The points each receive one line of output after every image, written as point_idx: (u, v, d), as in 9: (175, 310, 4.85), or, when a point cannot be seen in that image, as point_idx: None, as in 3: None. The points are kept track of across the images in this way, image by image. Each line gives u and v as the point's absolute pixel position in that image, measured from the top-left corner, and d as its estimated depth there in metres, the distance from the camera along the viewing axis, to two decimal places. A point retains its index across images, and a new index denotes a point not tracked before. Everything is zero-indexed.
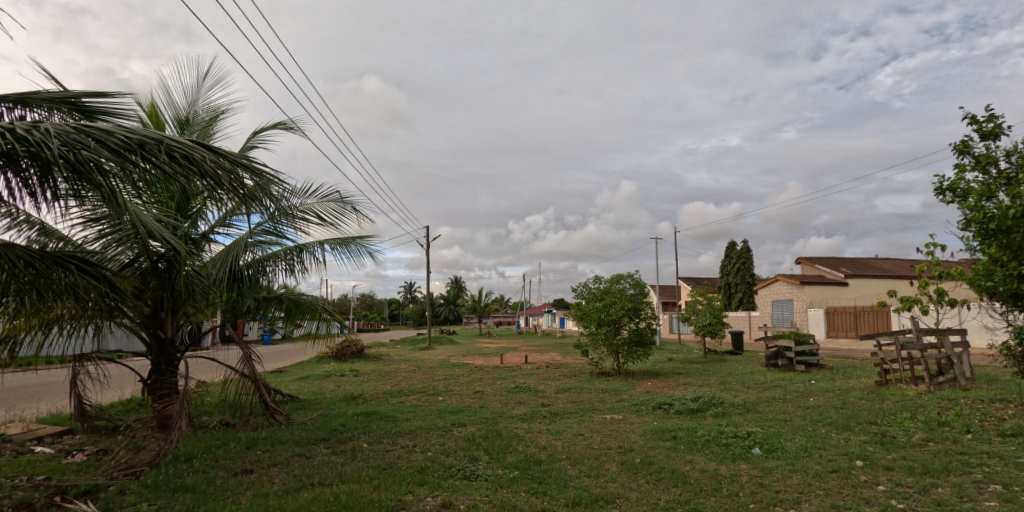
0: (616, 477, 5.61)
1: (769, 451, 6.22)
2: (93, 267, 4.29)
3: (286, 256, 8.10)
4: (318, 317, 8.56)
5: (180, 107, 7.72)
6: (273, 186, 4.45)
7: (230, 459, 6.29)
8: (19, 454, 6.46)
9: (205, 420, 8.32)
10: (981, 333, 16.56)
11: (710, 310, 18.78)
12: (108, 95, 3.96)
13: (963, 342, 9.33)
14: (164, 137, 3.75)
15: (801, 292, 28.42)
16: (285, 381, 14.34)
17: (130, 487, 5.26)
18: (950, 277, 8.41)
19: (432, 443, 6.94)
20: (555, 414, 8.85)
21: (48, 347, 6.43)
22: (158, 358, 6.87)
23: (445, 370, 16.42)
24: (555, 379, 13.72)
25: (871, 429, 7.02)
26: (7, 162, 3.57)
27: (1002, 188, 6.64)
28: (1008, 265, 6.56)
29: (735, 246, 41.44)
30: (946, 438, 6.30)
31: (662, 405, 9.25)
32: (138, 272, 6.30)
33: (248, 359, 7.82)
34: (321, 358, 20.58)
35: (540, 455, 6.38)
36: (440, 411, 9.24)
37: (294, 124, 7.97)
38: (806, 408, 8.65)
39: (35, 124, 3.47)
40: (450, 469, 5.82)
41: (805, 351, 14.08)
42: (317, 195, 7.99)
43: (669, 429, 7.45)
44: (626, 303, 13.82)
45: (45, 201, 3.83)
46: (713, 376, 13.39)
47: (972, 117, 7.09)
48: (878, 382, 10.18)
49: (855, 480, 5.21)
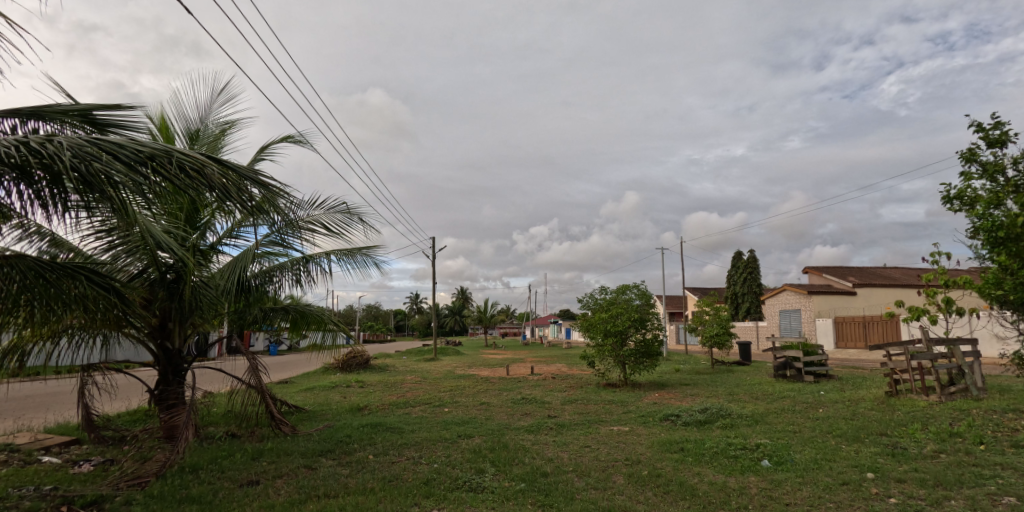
0: (625, 489, 5.56)
1: (778, 463, 6.14)
2: (102, 278, 4.35)
3: (294, 267, 8.17)
4: (324, 328, 8.61)
5: (191, 120, 7.84)
6: (281, 198, 4.50)
7: (236, 470, 6.30)
8: (27, 463, 6.50)
9: (211, 431, 8.34)
10: (992, 342, 16.42)
11: (717, 321, 18.68)
12: (118, 107, 4.02)
13: (974, 351, 9.21)
14: (174, 150, 3.81)
15: (808, 302, 28.23)
16: (291, 391, 14.37)
17: (135, 497, 5.27)
18: (958, 286, 8.32)
19: (438, 456, 6.90)
20: (562, 426, 8.82)
21: (56, 358, 6.50)
22: (165, 369, 6.94)
23: (451, 382, 16.35)
24: (561, 391, 13.64)
25: (881, 440, 6.94)
26: (21, 174, 3.62)
27: (1011, 195, 6.59)
28: (1017, 274, 6.52)
29: (742, 255, 41.18)
30: (958, 449, 6.20)
31: (670, 417, 9.18)
32: (147, 283, 6.37)
33: (254, 369, 7.82)
34: (327, 368, 20.60)
35: (546, 467, 6.35)
36: (446, 422, 9.22)
37: (304, 137, 8.06)
38: (814, 419, 8.57)
39: (49, 137, 3.54)
40: (456, 481, 5.79)
41: (814, 362, 13.96)
42: (324, 206, 8.07)
43: (677, 441, 7.38)
44: (632, 314, 13.73)
45: (56, 212, 3.88)
46: (721, 387, 13.26)
47: (978, 125, 7.08)
48: (888, 393, 10.03)
49: (866, 493, 5.13)
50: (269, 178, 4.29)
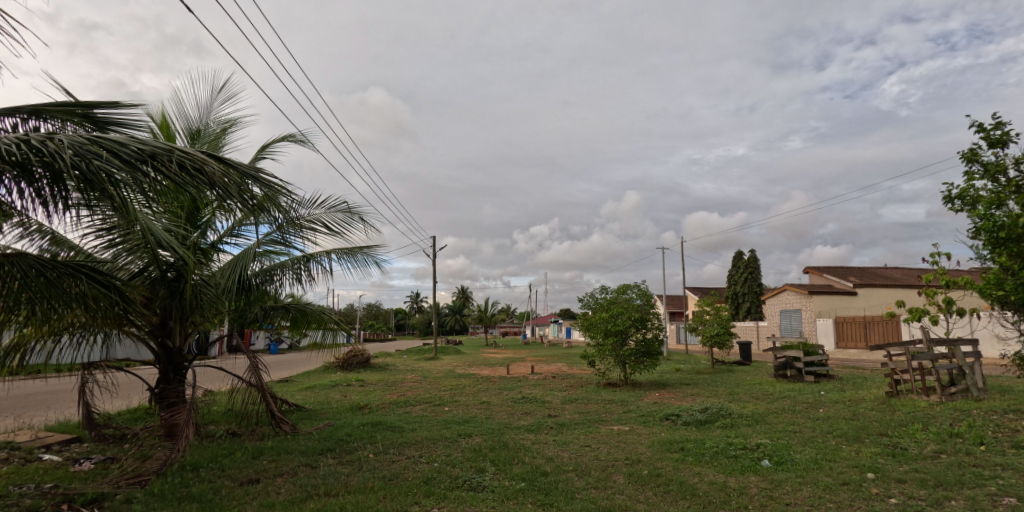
0: (624, 488, 5.57)
1: (779, 463, 6.14)
2: (102, 276, 4.35)
3: (294, 266, 8.16)
4: (324, 327, 8.61)
5: (192, 119, 7.84)
6: (282, 196, 4.49)
7: (236, 468, 6.30)
8: (28, 461, 6.51)
9: (212, 429, 8.34)
10: (993, 343, 16.42)
11: (718, 320, 18.65)
12: (119, 105, 4.03)
13: (974, 351, 9.20)
14: (175, 148, 3.81)
15: (809, 302, 28.22)
16: (292, 390, 14.37)
17: (136, 495, 5.28)
18: (959, 286, 8.30)
19: (437, 454, 6.91)
20: (562, 426, 8.81)
21: (57, 356, 6.50)
22: (166, 367, 6.94)
23: (451, 381, 16.36)
24: (561, 390, 13.65)
25: (882, 440, 6.94)
26: (21, 173, 3.62)
27: (1012, 196, 6.59)
28: (1018, 275, 6.51)
29: (742, 255, 41.14)
30: (958, 450, 6.20)
31: (670, 417, 9.18)
32: (147, 281, 6.38)
33: (255, 368, 7.81)
34: (327, 367, 20.60)
35: (546, 466, 6.35)
36: (446, 421, 9.22)
37: (304, 136, 8.05)
38: (815, 419, 8.57)
39: (50, 135, 3.53)
40: (456, 480, 5.79)
41: (815, 362, 13.94)
42: (325, 205, 8.07)
43: (677, 441, 7.38)
44: (633, 314, 13.73)
45: (56, 210, 3.87)
46: (721, 387, 13.26)
47: (979, 125, 7.07)
48: (888, 393, 10.02)
49: (867, 493, 5.14)
50: (269, 176, 4.28)
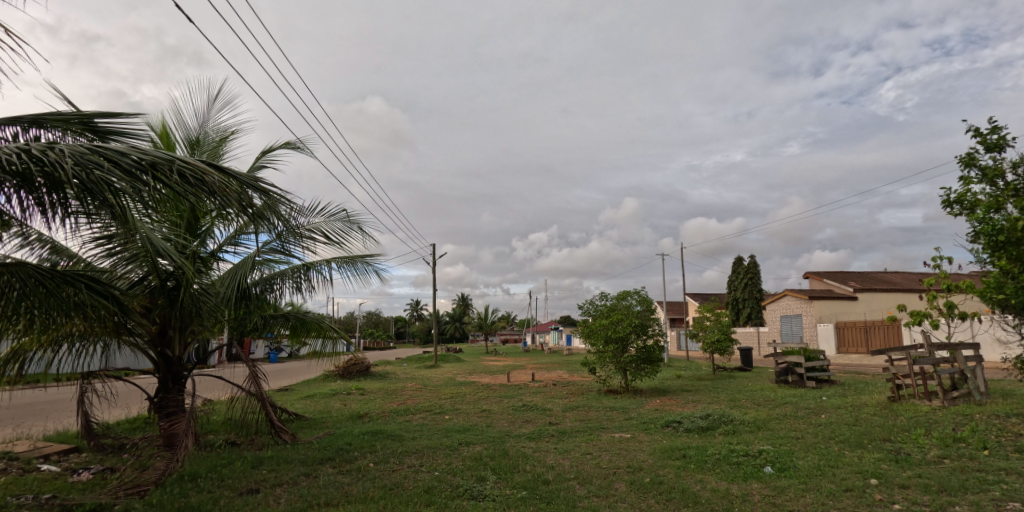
0: (626, 497, 5.52)
1: (781, 470, 6.10)
2: (103, 285, 4.33)
3: (294, 275, 8.14)
4: (324, 335, 8.57)
5: (191, 128, 7.86)
6: (282, 206, 4.51)
7: (236, 478, 6.26)
8: (26, 471, 6.47)
9: (211, 439, 8.31)
10: (996, 347, 16.40)
11: (717, 326, 18.51)
12: (119, 115, 4.03)
13: (976, 356, 9.15)
14: (175, 158, 3.84)
15: (810, 307, 28.17)
16: (292, 399, 14.32)
17: (134, 506, 5.23)
18: (959, 290, 8.26)
19: (438, 463, 6.88)
20: (563, 433, 8.78)
21: (57, 365, 6.45)
22: (165, 376, 6.92)
23: (452, 389, 16.33)
24: (563, 398, 13.58)
25: (885, 446, 6.89)
26: (22, 182, 3.61)
27: (1011, 199, 6.60)
28: (1018, 278, 6.50)
29: (742, 261, 41.08)
30: (962, 455, 6.16)
31: (671, 423, 9.14)
32: (148, 291, 6.36)
33: (255, 376, 7.77)
34: (327, 376, 20.49)
35: (548, 474, 6.31)
36: (446, 430, 9.17)
37: (303, 144, 8.08)
38: (818, 425, 8.52)
39: (51, 145, 3.55)
40: (456, 489, 5.76)
41: (816, 367, 13.93)
42: (324, 214, 8.08)
43: (679, 448, 7.35)
44: (633, 320, 13.69)
45: (56, 218, 3.87)
46: (722, 393, 13.21)
47: (976, 129, 7.10)
48: (890, 398, 9.97)
49: (870, 499, 5.10)
50: (269, 185, 4.30)
